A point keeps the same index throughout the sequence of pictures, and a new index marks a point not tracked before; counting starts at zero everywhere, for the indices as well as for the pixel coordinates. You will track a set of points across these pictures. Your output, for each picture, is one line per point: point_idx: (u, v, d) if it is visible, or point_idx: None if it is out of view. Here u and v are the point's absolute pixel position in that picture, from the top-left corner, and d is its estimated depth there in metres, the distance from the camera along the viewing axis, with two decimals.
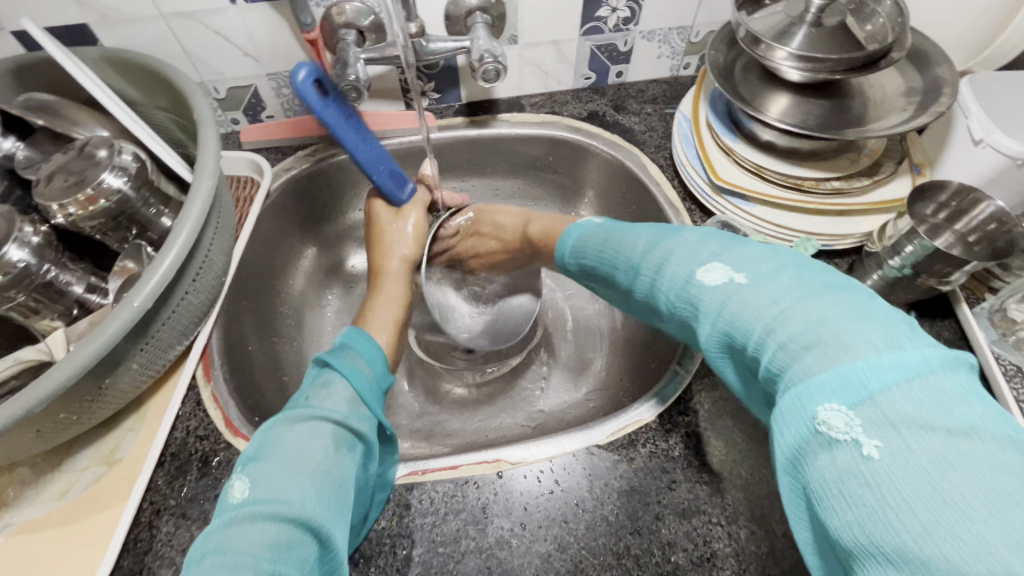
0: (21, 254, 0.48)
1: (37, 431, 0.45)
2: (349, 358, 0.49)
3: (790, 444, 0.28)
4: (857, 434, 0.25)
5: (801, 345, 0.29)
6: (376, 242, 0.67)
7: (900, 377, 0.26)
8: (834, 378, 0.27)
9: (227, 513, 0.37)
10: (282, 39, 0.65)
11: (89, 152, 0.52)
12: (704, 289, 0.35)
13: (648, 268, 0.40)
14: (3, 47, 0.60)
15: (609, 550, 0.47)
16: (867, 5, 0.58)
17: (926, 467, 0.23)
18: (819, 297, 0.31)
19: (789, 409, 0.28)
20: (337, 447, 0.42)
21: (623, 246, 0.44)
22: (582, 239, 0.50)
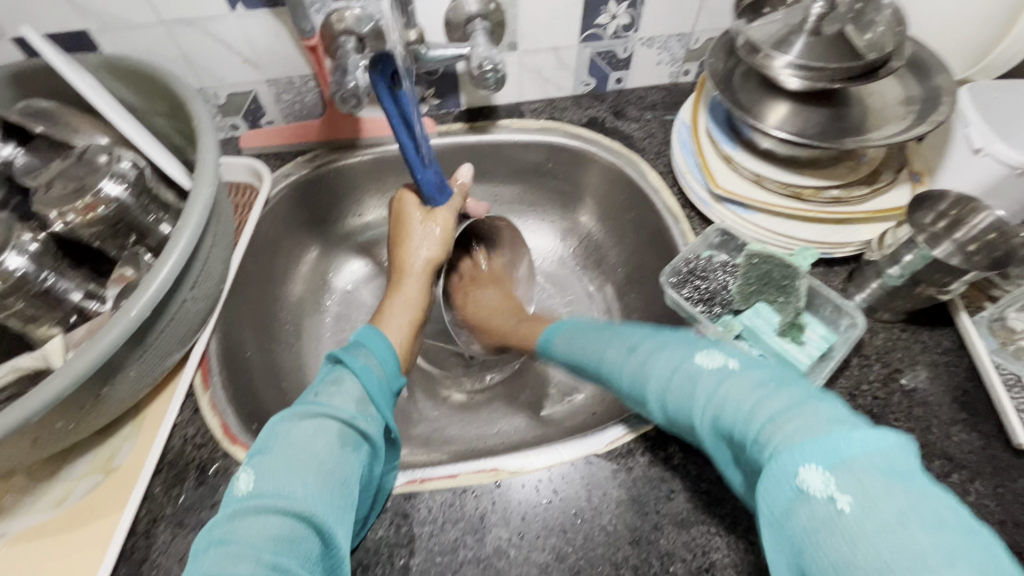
0: (19, 262, 0.49)
1: (35, 439, 0.45)
2: (361, 355, 0.49)
3: (777, 504, 0.28)
4: (832, 492, 0.26)
5: (773, 415, 0.31)
6: (400, 241, 0.67)
7: (870, 447, 0.27)
8: (809, 442, 0.28)
9: (232, 503, 0.39)
10: (282, 46, 0.65)
11: (89, 159, 0.52)
12: (694, 374, 0.36)
13: (639, 364, 0.41)
14: (4, 54, 0.60)
15: (607, 560, 0.47)
16: (867, 13, 0.57)
17: (891, 526, 0.24)
18: (788, 386, 0.33)
19: (774, 473, 0.28)
20: (342, 445, 0.43)
21: (615, 342, 0.46)
22: (568, 339, 0.54)
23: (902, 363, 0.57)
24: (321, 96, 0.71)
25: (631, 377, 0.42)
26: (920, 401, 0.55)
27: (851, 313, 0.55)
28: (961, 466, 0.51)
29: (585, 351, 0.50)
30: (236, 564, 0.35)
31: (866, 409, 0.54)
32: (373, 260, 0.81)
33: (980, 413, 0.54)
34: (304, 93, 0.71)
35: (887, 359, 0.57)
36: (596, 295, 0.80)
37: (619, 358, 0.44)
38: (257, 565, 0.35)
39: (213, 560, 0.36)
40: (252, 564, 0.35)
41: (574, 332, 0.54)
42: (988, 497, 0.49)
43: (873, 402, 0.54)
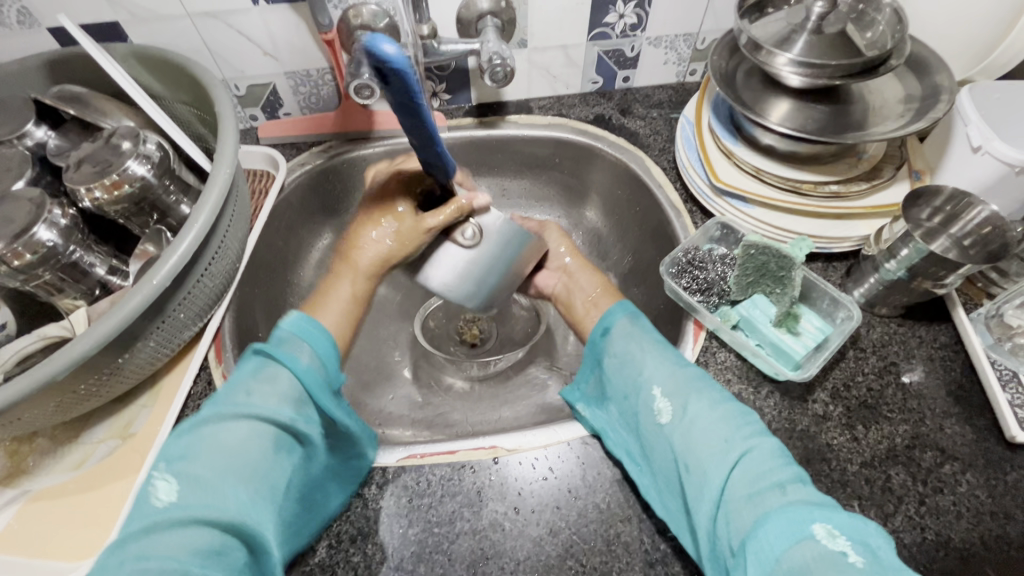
0: (49, 235, 0.51)
1: (59, 400, 0.48)
2: (296, 348, 0.49)
3: (783, 536, 0.35)
4: (846, 548, 0.34)
5: (796, 485, 0.39)
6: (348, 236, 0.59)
7: (873, 530, 0.36)
8: (840, 518, 0.36)
9: (146, 516, 0.37)
10: (301, 40, 0.68)
11: (116, 140, 0.55)
12: (736, 420, 0.44)
13: (685, 384, 0.47)
14: (40, 43, 0.63)
15: (599, 536, 0.48)
16: (867, 14, 0.59)
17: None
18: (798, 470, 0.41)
19: (793, 519, 0.36)
20: (275, 448, 0.44)
21: (667, 354, 0.51)
22: (627, 326, 0.55)
23: (898, 357, 0.57)
24: (337, 89, 0.74)
25: (675, 389, 0.47)
26: (915, 394, 0.55)
27: (847, 304, 0.56)
28: (953, 458, 0.52)
29: (636, 345, 0.53)
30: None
31: (861, 399, 0.55)
32: None
33: (975, 407, 0.54)
34: (320, 85, 0.74)
35: (883, 353, 0.58)
36: None
37: (666, 368, 0.49)
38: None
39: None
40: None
41: (630, 323, 0.56)
42: (980, 489, 0.50)
43: (867, 393, 0.55)
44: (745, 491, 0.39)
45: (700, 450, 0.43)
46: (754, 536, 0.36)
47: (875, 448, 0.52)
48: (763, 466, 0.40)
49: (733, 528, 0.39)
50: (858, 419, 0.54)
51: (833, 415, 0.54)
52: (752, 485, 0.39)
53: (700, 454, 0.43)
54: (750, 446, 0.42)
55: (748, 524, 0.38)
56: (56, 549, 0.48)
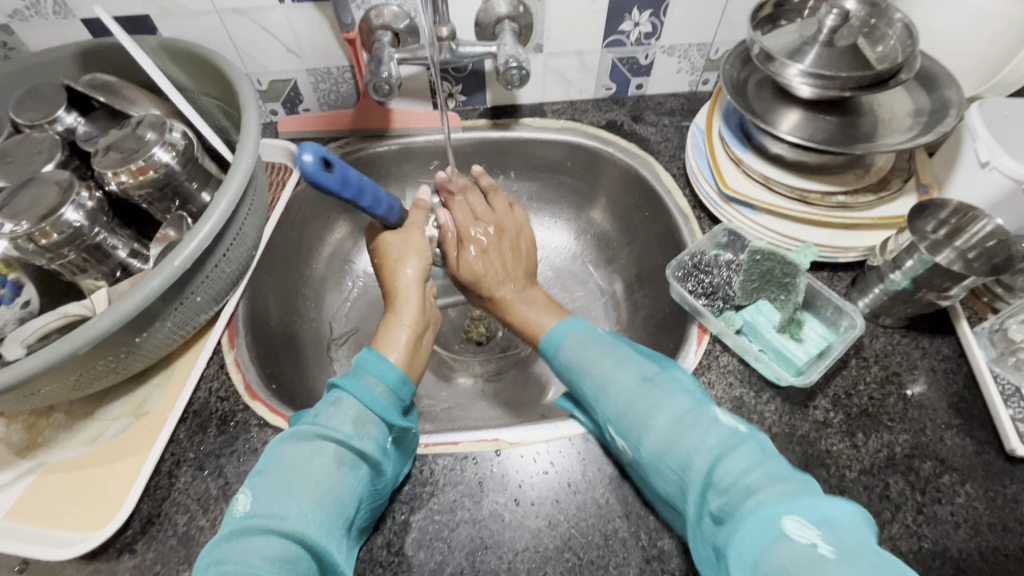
0: (76, 216, 0.53)
1: (79, 374, 0.49)
2: (362, 378, 0.48)
3: (754, 548, 0.34)
4: (815, 540, 0.33)
5: (766, 479, 0.38)
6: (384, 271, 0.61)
7: (842, 515, 0.34)
8: (807, 508, 0.34)
9: (231, 525, 0.41)
10: (323, 38, 0.70)
11: (143, 127, 0.57)
12: (696, 430, 0.42)
13: (641, 404, 0.46)
14: (73, 34, 0.66)
15: (597, 531, 0.49)
16: (878, 29, 0.61)
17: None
18: (767, 461, 0.39)
19: (760, 527, 0.34)
20: (338, 464, 0.44)
21: (617, 374, 0.49)
22: (570, 350, 0.54)
23: (900, 368, 0.58)
24: (356, 87, 0.76)
25: (628, 416, 0.46)
26: (917, 405, 0.56)
27: (851, 314, 0.57)
28: (952, 469, 0.52)
29: (584, 374, 0.51)
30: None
31: (861, 408, 0.55)
32: None
33: (976, 420, 0.55)
34: (340, 83, 0.76)
35: (886, 363, 0.58)
36: (605, 292, 0.83)
37: (620, 391, 0.48)
38: None
39: None
40: None
41: (572, 344, 0.54)
42: (978, 501, 0.50)
43: (869, 402, 0.56)
44: (720, 502, 0.38)
45: (671, 475, 0.42)
46: (732, 545, 0.35)
47: (874, 456, 0.53)
48: (732, 472, 0.39)
49: (716, 544, 0.38)
50: (858, 427, 0.54)
51: (834, 422, 0.55)
52: (726, 494, 0.38)
53: (672, 479, 0.42)
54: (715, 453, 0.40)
55: (727, 536, 0.36)
56: (69, 520, 0.49)
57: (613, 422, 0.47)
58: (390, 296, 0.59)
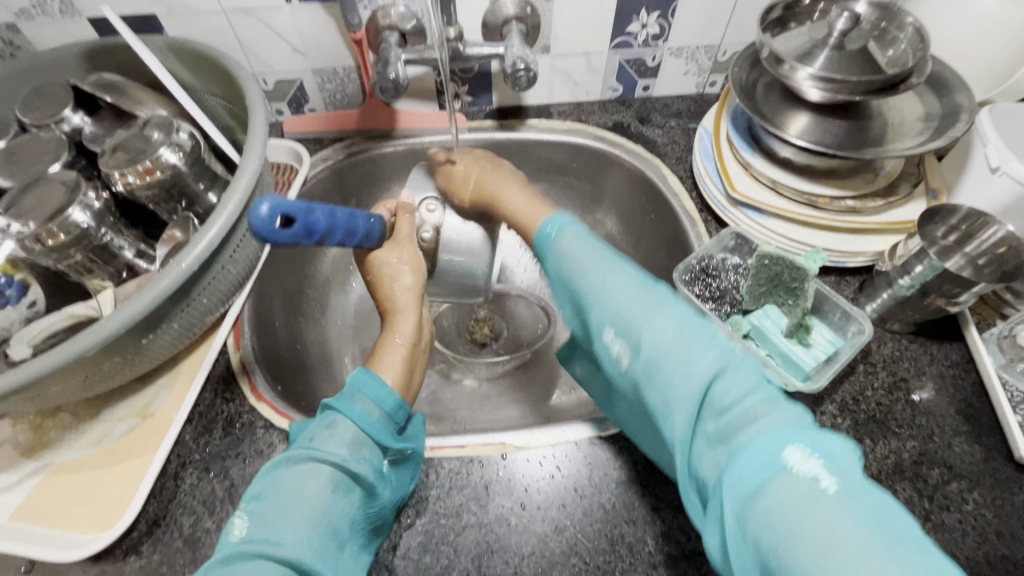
0: (83, 217, 0.52)
1: (86, 376, 0.49)
2: (358, 401, 0.47)
3: (751, 480, 0.34)
4: (817, 473, 0.32)
5: (765, 406, 0.37)
6: (377, 287, 0.59)
7: (839, 451, 0.34)
8: (810, 440, 0.34)
9: (225, 550, 0.39)
10: (330, 38, 0.70)
11: (150, 127, 0.57)
12: (700, 347, 0.40)
13: (641, 316, 0.42)
14: (80, 33, 0.66)
15: (604, 536, 0.49)
16: (889, 33, 0.60)
17: (864, 511, 0.30)
18: (765, 390, 0.38)
19: (760, 457, 0.34)
20: (333, 489, 0.43)
21: (611, 282, 0.45)
22: (566, 241, 0.50)
23: (908, 373, 0.58)
24: (362, 88, 0.76)
25: (628, 320, 0.43)
26: (924, 411, 0.55)
27: (860, 319, 0.56)
28: (960, 476, 0.52)
29: (579, 259, 0.48)
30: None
31: (869, 414, 0.55)
32: None
33: (985, 427, 0.54)
34: (345, 83, 0.75)
35: (894, 368, 0.58)
36: None
37: (620, 296, 0.44)
38: None
39: None
40: None
41: (568, 236, 0.51)
42: (986, 508, 0.50)
43: (876, 408, 0.55)
44: (721, 425, 0.37)
45: (663, 388, 0.40)
46: (731, 468, 0.35)
47: (881, 463, 0.52)
48: (732, 397, 0.38)
49: (706, 467, 0.37)
50: (866, 433, 0.54)
51: (841, 427, 0.54)
52: (726, 419, 0.37)
53: (664, 391, 0.40)
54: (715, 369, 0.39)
55: (726, 458, 0.36)
56: (75, 521, 0.49)
57: (610, 317, 0.44)
58: (388, 315, 0.59)
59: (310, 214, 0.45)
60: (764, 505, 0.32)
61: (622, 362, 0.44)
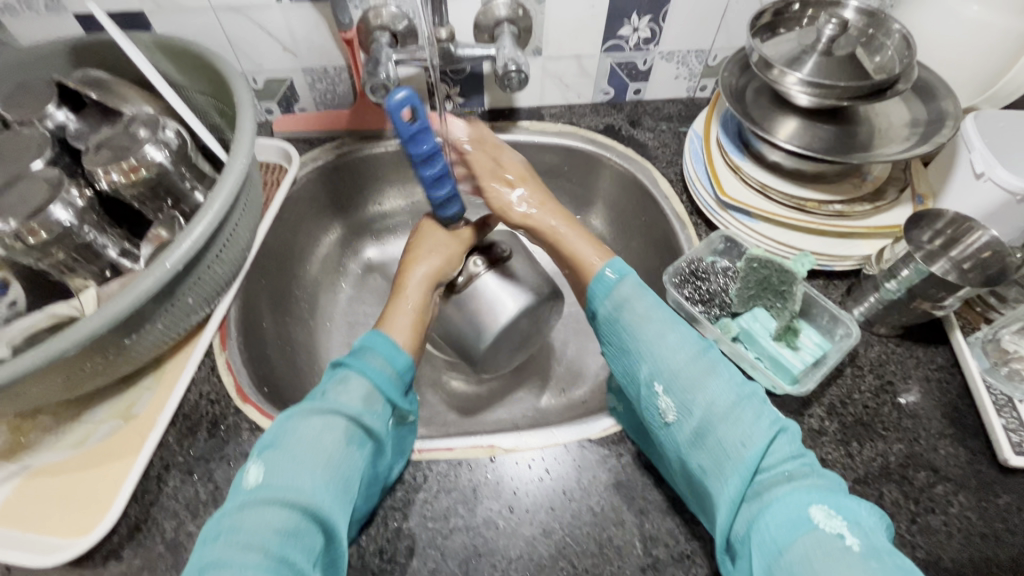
0: (65, 214, 0.51)
1: (67, 376, 0.49)
2: (368, 356, 0.50)
3: (785, 533, 0.38)
4: (842, 532, 0.37)
5: (804, 473, 0.41)
6: (411, 249, 0.66)
7: (864, 514, 0.39)
8: (840, 505, 0.38)
9: (240, 495, 0.41)
10: (321, 37, 0.69)
11: (136, 124, 0.56)
12: (747, 409, 0.44)
13: (693, 371, 0.46)
14: (66, 28, 0.65)
15: (592, 539, 0.48)
16: (876, 39, 0.61)
17: (887, 572, 0.35)
18: (801, 456, 0.42)
19: (796, 514, 0.38)
20: (348, 441, 0.45)
21: (669, 340, 0.48)
22: (630, 293, 0.53)
23: (894, 376, 0.58)
24: (353, 88, 0.75)
25: (681, 376, 0.46)
26: (911, 414, 0.56)
27: (847, 322, 0.56)
28: (946, 479, 0.52)
29: (635, 314, 0.51)
30: (245, 553, 0.38)
31: (856, 417, 0.55)
32: (389, 248, 0.85)
33: (970, 430, 0.55)
34: (336, 83, 0.75)
35: (881, 371, 0.58)
36: None
37: (673, 356, 0.47)
38: (265, 556, 0.38)
39: (225, 548, 0.38)
40: (260, 555, 0.38)
41: (634, 290, 0.53)
42: (971, 510, 0.50)
43: (864, 410, 0.56)
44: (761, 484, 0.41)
45: (710, 448, 0.43)
46: (768, 523, 0.39)
47: (868, 465, 0.53)
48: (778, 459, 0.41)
49: (745, 518, 0.41)
50: (853, 436, 0.54)
51: (828, 431, 0.55)
52: (769, 477, 0.41)
53: (711, 451, 0.43)
54: (763, 433, 0.42)
55: (759, 513, 0.39)
56: (54, 525, 0.48)
57: (664, 373, 0.47)
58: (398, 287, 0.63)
59: (430, 141, 0.55)
60: (795, 561, 0.36)
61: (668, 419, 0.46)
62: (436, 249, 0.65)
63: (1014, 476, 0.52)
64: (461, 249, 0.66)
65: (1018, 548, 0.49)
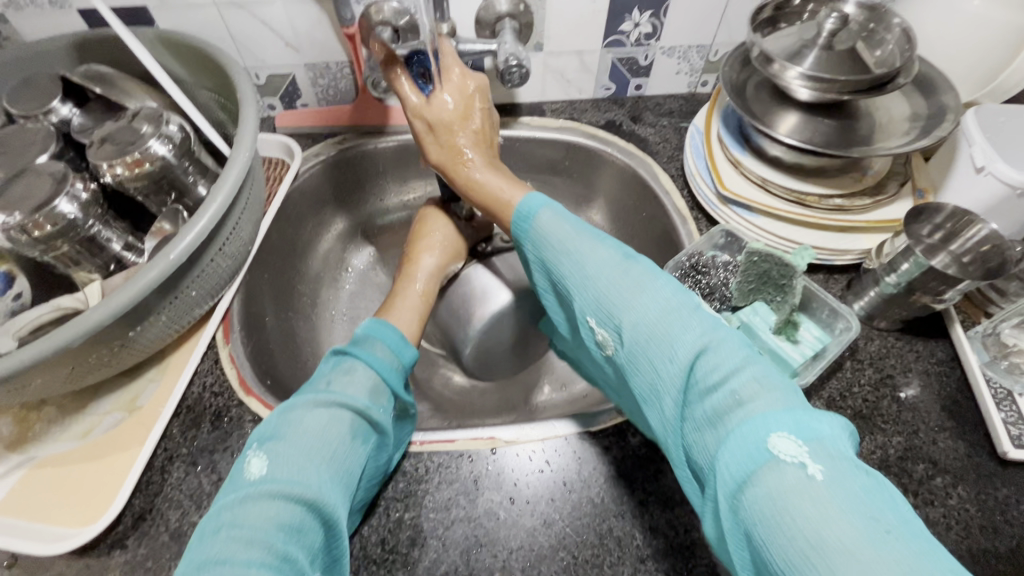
0: (70, 208, 0.52)
1: (72, 368, 0.49)
2: (372, 348, 0.51)
3: (739, 467, 0.31)
4: (803, 458, 0.29)
5: (753, 386, 0.34)
6: (419, 235, 0.69)
7: (830, 429, 0.31)
8: (796, 422, 0.31)
9: (243, 488, 0.40)
10: (323, 33, 0.70)
11: (139, 119, 0.56)
12: (679, 322, 0.39)
13: (625, 288, 0.43)
14: (69, 24, 0.65)
15: (592, 530, 0.49)
16: (877, 33, 0.61)
17: (854, 503, 0.27)
18: (754, 365, 0.36)
19: (743, 439, 0.31)
20: (354, 435, 0.45)
21: (597, 257, 0.46)
22: (549, 220, 0.51)
23: (894, 370, 0.58)
24: (355, 83, 0.76)
25: (606, 303, 0.44)
26: (910, 407, 0.56)
27: (847, 316, 0.56)
28: (945, 471, 0.52)
29: (563, 243, 0.49)
30: (246, 550, 0.36)
31: (856, 410, 0.56)
32: (391, 243, 0.85)
33: (969, 423, 0.55)
34: (338, 79, 0.75)
35: (880, 365, 0.59)
36: None
37: (597, 279, 0.45)
38: (269, 552, 0.36)
39: (226, 542, 0.36)
40: (265, 550, 0.36)
41: (554, 217, 0.52)
42: (970, 503, 0.51)
43: (863, 404, 0.56)
44: (708, 406, 0.35)
45: (652, 372, 0.39)
46: (718, 454, 0.33)
47: (867, 458, 0.53)
48: (719, 371, 0.35)
49: (700, 447, 0.35)
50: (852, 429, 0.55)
51: None
52: (711, 398, 0.35)
53: (650, 375, 0.39)
54: (697, 348, 0.37)
55: (714, 442, 0.33)
56: (60, 515, 0.49)
57: (593, 304, 0.45)
58: (406, 268, 0.66)
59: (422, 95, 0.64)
60: (750, 497, 0.30)
61: (610, 349, 0.45)
62: (445, 241, 0.68)
63: (1014, 468, 0.52)
64: (467, 243, 0.71)
65: (1016, 540, 0.49)
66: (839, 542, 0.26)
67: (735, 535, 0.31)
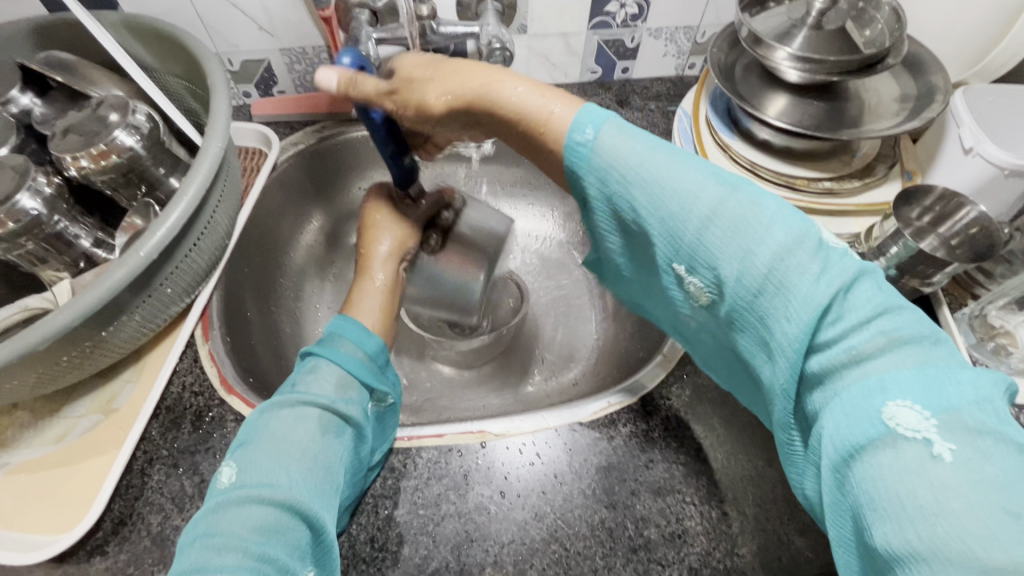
0: (33, 203, 0.50)
1: (41, 372, 0.47)
2: (338, 344, 0.49)
3: (852, 437, 0.29)
4: (929, 435, 0.27)
5: (878, 344, 0.31)
6: (366, 226, 0.59)
7: (972, 394, 0.28)
8: (923, 392, 0.28)
9: (216, 496, 0.39)
10: (297, 16, 0.67)
11: (104, 108, 0.53)
12: (795, 266, 0.32)
13: (720, 222, 0.35)
14: (27, 8, 0.62)
15: (583, 522, 0.48)
16: (866, 12, 0.60)
17: (987, 487, 0.26)
18: (889, 315, 0.32)
19: (857, 409, 0.30)
20: (324, 431, 0.43)
21: (692, 199, 0.36)
22: (624, 157, 0.39)
23: None
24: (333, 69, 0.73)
25: (701, 250, 0.36)
26: None
27: None
28: None
29: (649, 178, 0.38)
30: (221, 556, 0.35)
31: None
32: None
33: None
34: (316, 64, 0.73)
35: None
36: (591, 279, 0.82)
37: (685, 212, 0.36)
38: (246, 556, 0.35)
39: (204, 551, 0.35)
40: (241, 555, 0.35)
41: (625, 147, 0.39)
42: None
43: None
44: (819, 365, 0.32)
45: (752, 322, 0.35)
46: (834, 418, 0.30)
47: None
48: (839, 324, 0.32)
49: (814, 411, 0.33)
50: None
51: None
52: (823, 356, 0.32)
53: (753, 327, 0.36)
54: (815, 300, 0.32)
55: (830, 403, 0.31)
56: (36, 522, 0.47)
57: (678, 251, 0.38)
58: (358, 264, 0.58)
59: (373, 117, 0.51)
60: (866, 471, 0.28)
61: (705, 300, 0.38)
62: (406, 224, 0.60)
63: None
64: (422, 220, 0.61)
65: None
66: (961, 536, 0.25)
67: (836, 508, 0.30)
